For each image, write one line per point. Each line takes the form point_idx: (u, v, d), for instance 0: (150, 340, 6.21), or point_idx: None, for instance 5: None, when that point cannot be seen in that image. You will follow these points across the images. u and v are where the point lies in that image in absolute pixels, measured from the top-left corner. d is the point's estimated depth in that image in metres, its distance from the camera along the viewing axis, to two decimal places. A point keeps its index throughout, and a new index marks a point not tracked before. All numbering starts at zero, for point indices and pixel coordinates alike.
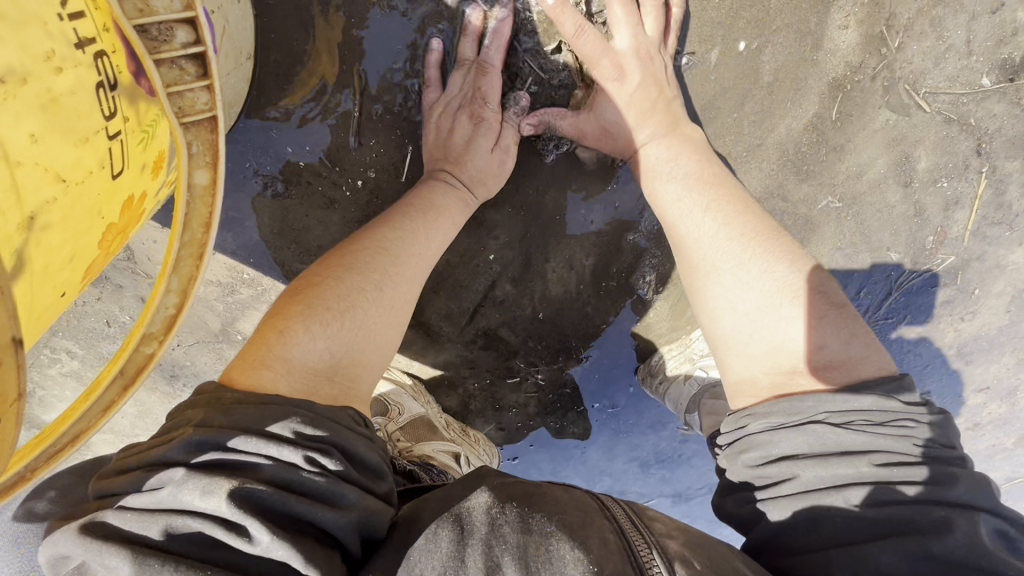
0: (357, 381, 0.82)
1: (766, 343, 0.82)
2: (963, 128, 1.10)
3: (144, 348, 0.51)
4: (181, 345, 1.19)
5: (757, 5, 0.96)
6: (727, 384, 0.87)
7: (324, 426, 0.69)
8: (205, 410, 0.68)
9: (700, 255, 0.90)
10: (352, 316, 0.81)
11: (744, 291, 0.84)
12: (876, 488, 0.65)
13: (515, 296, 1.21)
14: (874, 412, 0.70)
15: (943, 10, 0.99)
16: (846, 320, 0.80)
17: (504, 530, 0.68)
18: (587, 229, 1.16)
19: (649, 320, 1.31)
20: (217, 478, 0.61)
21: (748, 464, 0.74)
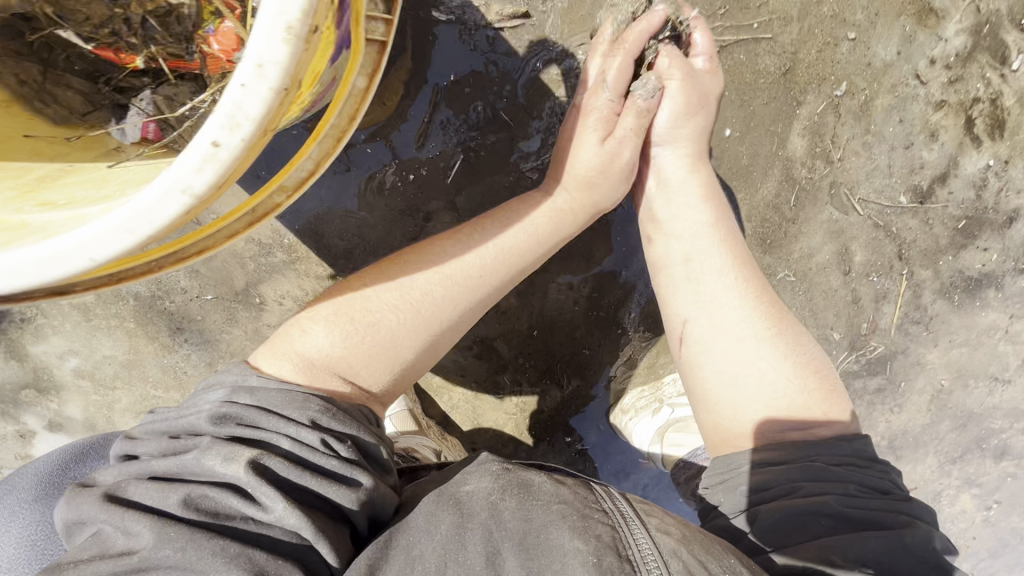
0: (365, 380, 0.98)
1: (767, 408, 0.93)
2: (887, 234, 1.39)
3: (275, 197, 0.64)
4: (198, 298, 1.26)
5: (743, 106, 1.23)
6: (710, 433, 0.99)
7: (338, 418, 0.88)
8: (235, 391, 0.89)
9: (729, 330, 0.98)
10: (383, 335, 0.98)
11: (754, 350, 0.96)
12: (857, 500, 0.81)
13: (515, 308, 1.37)
14: (853, 456, 0.87)
15: (873, 139, 1.29)
16: (818, 381, 0.95)
17: (503, 516, 0.81)
18: (589, 261, 1.34)
19: (628, 360, 1.45)
20: (238, 448, 0.80)
21: (748, 489, 0.87)
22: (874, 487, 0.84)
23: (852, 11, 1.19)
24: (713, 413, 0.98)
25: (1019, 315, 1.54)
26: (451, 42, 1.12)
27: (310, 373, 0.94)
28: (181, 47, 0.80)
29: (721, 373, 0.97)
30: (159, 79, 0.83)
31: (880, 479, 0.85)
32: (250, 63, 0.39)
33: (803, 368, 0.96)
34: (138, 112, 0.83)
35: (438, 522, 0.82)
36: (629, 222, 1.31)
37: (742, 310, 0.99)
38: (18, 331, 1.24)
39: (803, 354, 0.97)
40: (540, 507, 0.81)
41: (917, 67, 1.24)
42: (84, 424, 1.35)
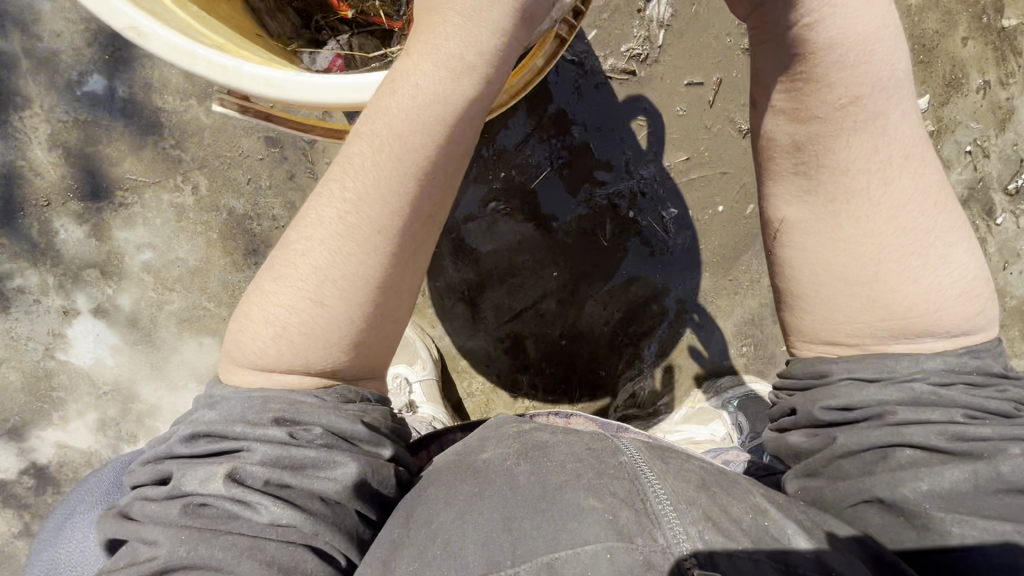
0: (305, 350, 0.79)
1: (873, 324, 0.78)
2: None
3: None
4: (283, 227, 1.38)
5: None
6: (811, 332, 0.84)
7: (300, 410, 0.76)
8: (196, 408, 0.79)
9: (841, 234, 0.80)
10: (329, 291, 0.78)
11: (870, 246, 0.79)
12: (960, 428, 0.72)
13: (553, 315, 1.50)
14: (971, 372, 0.75)
15: None
16: (940, 271, 0.78)
17: (519, 477, 0.76)
18: (627, 288, 1.49)
19: (639, 390, 1.57)
20: (212, 464, 0.73)
21: (832, 407, 0.78)
22: (988, 410, 0.73)
23: None
24: (817, 316, 0.83)
25: None
26: (565, 75, 1.35)
27: (262, 377, 0.81)
28: (387, 11, 1.02)
29: (820, 269, 0.82)
30: (358, 31, 1.03)
31: (994, 398, 0.74)
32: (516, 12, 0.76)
33: (928, 285, 0.77)
34: (330, 51, 1.02)
35: (456, 492, 0.77)
36: (671, 266, 1.49)
37: (872, 222, 0.79)
38: (111, 213, 1.34)
39: (939, 274, 0.78)
40: (554, 464, 0.76)
41: None
42: (129, 317, 1.41)
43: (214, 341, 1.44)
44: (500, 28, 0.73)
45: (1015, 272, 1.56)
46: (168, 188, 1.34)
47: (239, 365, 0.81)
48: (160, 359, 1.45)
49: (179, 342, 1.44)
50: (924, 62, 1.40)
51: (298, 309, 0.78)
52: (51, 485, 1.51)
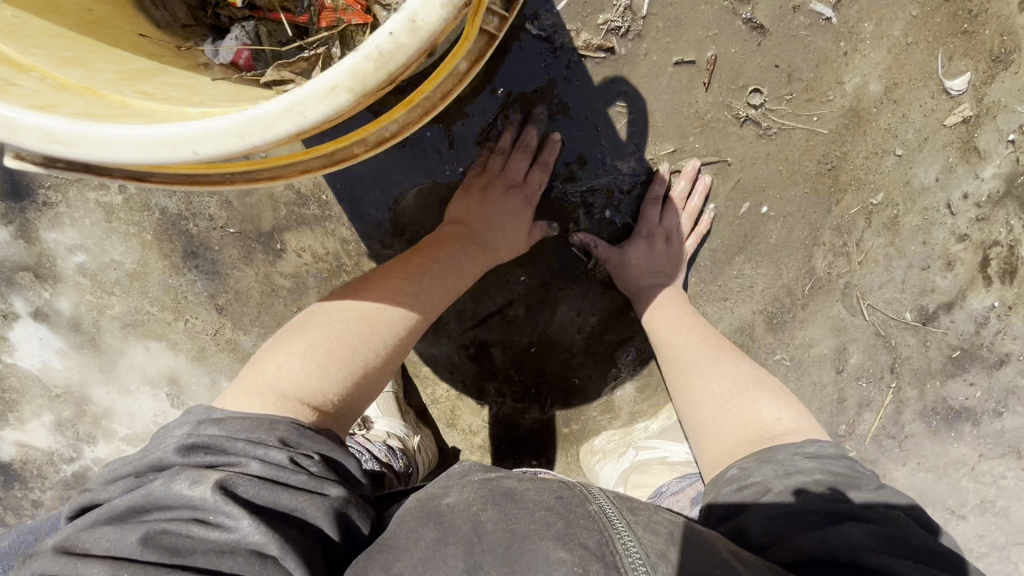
0: (363, 377, 0.97)
1: (738, 428, 1.02)
2: (885, 344, 1.44)
3: (354, 148, 0.67)
4: (222, 229, 1.27)
5: (783, 188, 1.28)
6: (708, 459, 1.04)
7: (308, 437, 0.85)
8: (199, 423, 0.83)
9: (685, 364, 1.16)
10: (388, 334, 1.00)
11: (730, 374, 1.11)
12: (828, 491, 0.83)
13: (521, 321, 1.38)
14: (824, 449, 0.91)
15: (894, 253, 1.34)
16: (782, 394, 1.06)
17: (486, 526, 0.74)
18: (603, 294, 1.36)
19: (615, 398, 1.47)
20: (205, 473, 0.76)
21: (733, 487, 0.91)
22: (843, 472, 0.87)
23: (906, 129, 1.22)
24: (714, 439, 1.05)
25: (987, 456, 1.61)
26: (529, 50, 1.14)
27: (279, 407, 0.87)
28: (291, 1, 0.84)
29: (687, 377, 1.14)
30: (263, 12, 0.85)
31: (838, 459, 0.88)
32: (405, 17, 0.42)
33: (742, 383, 1.09)
34: (235, 37, 0.86)
35: (418, 538, 0.75)
36: None
37: (717, 356, 1.15)
38: (37, 214, 1.24)
39: (774, 388, 1.08)
40: (524, 514, 0.75)
41: (949, 198, 1.29)
42: (69, 321, 1.34)
43: (162, 345, 1.37)
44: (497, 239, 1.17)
45: None
46: (94, 185, 1.23)
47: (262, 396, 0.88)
48: (108, 362, 1.39)
49: (125, 346, 1.37)
50: (968, 32, 1.16)
51: (380, 341, 0.99)
52: (19, 481, 1.52)
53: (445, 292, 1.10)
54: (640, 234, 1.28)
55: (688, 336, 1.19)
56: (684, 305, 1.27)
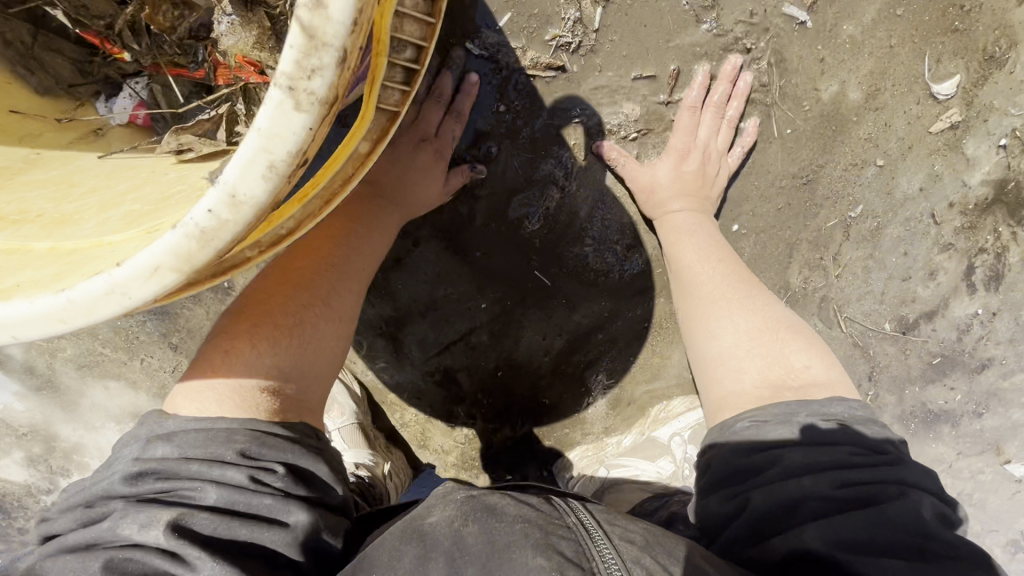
0: (317, 363, 0.88)
1: (762, 368, 0.92)
2: (863, 354, 1.39)
3: (246, 252, 0.60)
4: None
5: (756, 203, 1.20)
6: (714, 396, 0.95)
7: (269, 444, 0.75)
8: (148, 441, 0.73)
9: (698, 304, 1.05)
10: (333, 308, 0.91)
11: (749, 316, 0.99)
12: (842, 472, 0.74)
13: (486, 347, 1.34)
14: (846, 418, 0.82)
15: (872, 265, 1.27)
16: (806, 338, 0.97)
17: (468, 541, 0.68)
18: (569, 317, 1.31)
19: (586, 415, 1.44)
20: (156, 511, 0.68)
21: (738, 452, 0.83)
22: (869, 448, 0.78)
23: (888, 138, 1.13)
24: (728, 379, 0.94)
25: (966, 454, 1.58)
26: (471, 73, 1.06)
27: (235, 403, 0.78)
28: (183, 56, 0.75)
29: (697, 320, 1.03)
30: (151, 68, 0.77)
31: (867, 430, 0.80)
32: (223, 192, 0.39)
33: (773, 323, 0.98)
34: (129, 95, 0.79)
35: (400, 556, 0.68)
36: (620, 292, 1.28)
37: (735, 294, 1.03)
38: None
39: (795, 332, 0.98)
40: (504, 524, 0.69)
41: (934, 208, 1.21)
42: (23, 365, 1.32)
43: (120, 385, 1.35)
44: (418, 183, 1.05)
45: None
46: None
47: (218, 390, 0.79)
48: (69, 402, 1.37)
49: (83, 387, 1.35)
50: (959, 31, 1.04)
51: (331, 321, 0.90)
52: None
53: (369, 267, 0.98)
54: (674, 150, 1.10)
55: (710, 271, 1.06)
56: (709, 234, 1.10)
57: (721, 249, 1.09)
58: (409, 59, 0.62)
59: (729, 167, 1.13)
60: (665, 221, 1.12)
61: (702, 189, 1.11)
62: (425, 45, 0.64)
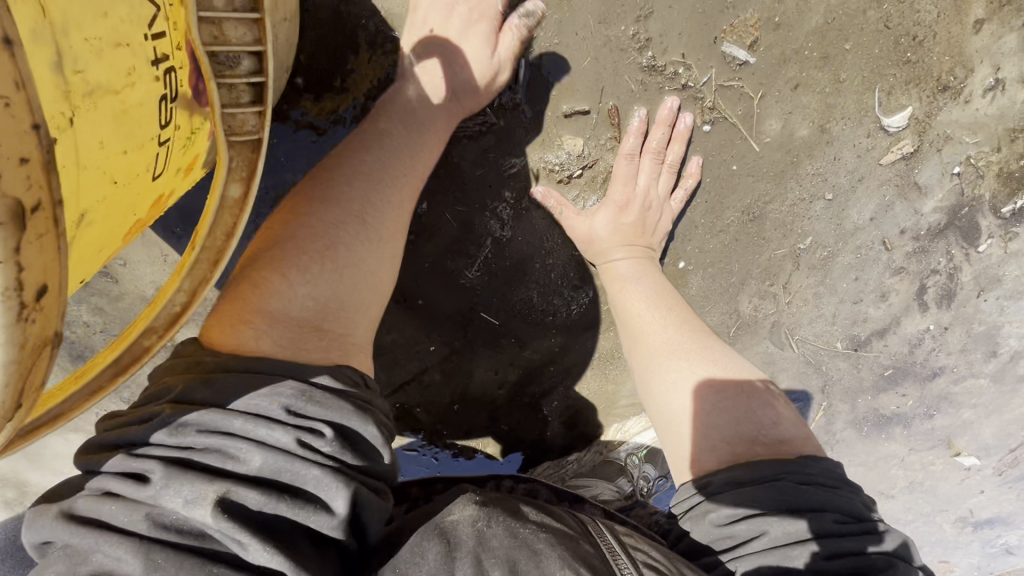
0: (355, 294, 0.81)
1: (728, 412, 0.92)
2: (816, 369, 1.40)
3: (143, 340, 0.52)
4: (101, 333, 1.18)
5: (706, 241, 1.15)
6: (681, 455, 0.94)
7: (317, 402, 0.64)
8: (187, 381, 0.64)
9: (650, 355, 1.02)
10: (372, 233, 0.84)
11: (704, 365, 0.98)
12: (827, 541, 0.75)
13: (439, 384, 1.34)
14: (826, 477, 0.82)
15: (823, 292, 1.26)
16: (758, 379, 0.97)
17: (492, 544, 0.66)
18: (520, 352, 1.29)
19: (546, 439, 1.45)
20: (201, 480, 0.57)
21: (717, 519, 0.81)
22: (852, 515, 0.78)
23: (837, 173, 1.08)
24: (692, 430, 0.93)
25: (918, 449, 1.62)
26: None
27: (287, 339, 0.71)
28: None
29: (654, 366, 1.01)
30: None
31: (850, 496, 0.80)
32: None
33: (735, 370, 0.97)
34: None
35: (424, 551, 0.64)
36: (570, 327, 1.26)
37: (696, 354, 0.99)
38: None
39: (738, 363, 0.99)
40: (528, 530, 0.69)
41: (885, 234, 1.18)
42: None
43: (79, 436, 1.36)
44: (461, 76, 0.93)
45: (989, 299, 1.31)
46: None
47: (259, 328, 0.71)
48: (33, 451, 1.39)
49: (42, 439, 1.36)
50: (911, 62, 0.98)
51: (375, 251, 0.84)
52: None
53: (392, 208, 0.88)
54: (611, 202, 1.04)
55: (661, 316, 1.03)
56: (653, 279, 1.07)
57: (671, 300, 1.06)
58: (250, 71, 0.50)
59: (673, 210, 1.07)
60: (608, 269, 1.08)
61: (643, 236, 1.06)
62: (263, 47, 0.50)
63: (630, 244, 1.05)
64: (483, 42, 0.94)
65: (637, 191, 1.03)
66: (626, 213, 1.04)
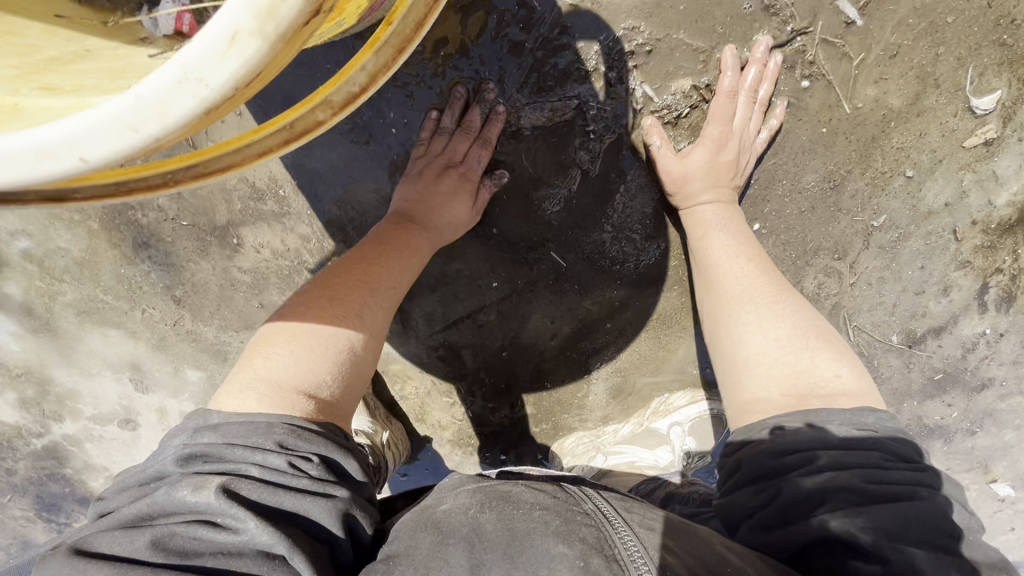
0: (347, 375, 0.90)
1: (786, 367, 0.91)
2: (867, 363, 1.38)
3: (318, 113, 0.52)
4: (174, 220, 1.20)
5: (785, 204, 1.16)
6: (738, 403, 0.94)
7: (307, 437, 0.77)
8: (193, 433, 0.78)
9: (725, 302, 1.02)
10: (345, 311, 0.92)
11: (789, 320, 0.96)
12: (867, 471, 0.73)
13: (492, 326, 1.33)
14: (874, 425, 0.80)
15: (885, 278, 1.27)
16: (839, 342, 0.94)
17: (485, 528, 0.68)
18: (579, 302, 1.29)
19: (586, 403, 1.42)
20: (209, 477, 0.71)
21: (770, 454, 0.79)
22: (901, 454, 0.76)
23: (921, 151, 1.11)
24: (749, 384, 0.93)
25: (956, 470, 1.58)
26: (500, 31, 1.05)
27: (272, 401, 0.81)
28: None
29: (725, 315, 1.01)
30: None
31: (902, 441, 0.78)
32: None
33: (808, 328, 0.95)
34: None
35: (417, 544, 0.68)
36: (636, 281, 1.26)
37: (775, 316, 0.97)
38: None
39: (811, 315, 0.97)
40: (522, 511, 0.69)
41: (956, 223, 1.20)
42: (21, 306, 1.29)
43: (119, 334, 1.33)
44: (450, 197, 1.08)
45: None
46: None
47: (251, 393, 0.82)
48: (66, 347, 1.35)
49: (81, 333, 1.33)
50: (1006, 45, 1.02)
51: (362, 333, 0.93)
52: None
53: (400, 287, 1.02)
54: (707, 139, 1.06)
55: (741, 267, 1.03)
56: (738, 232, 1.07)
57: (755, 254, 1.05)
58: None
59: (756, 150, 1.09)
60: (692, 213, 1.10)
61: (729, 178, 1.08)
62: None
63: (716, 189, 1.07)
64: (464, 199, 1.10)
65: (729, 132, 1.05)
66: (718, 154, 1.06)
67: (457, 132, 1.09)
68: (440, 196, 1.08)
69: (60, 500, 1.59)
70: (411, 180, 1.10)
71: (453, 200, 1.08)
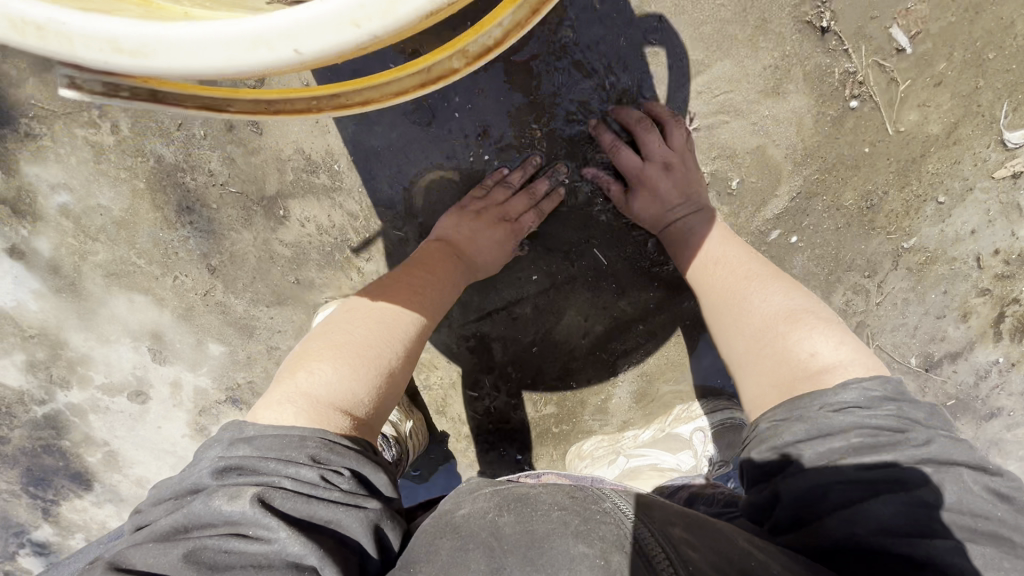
0: (382, 398, 0.91)
1: (771, 357, 0.89)
2: None
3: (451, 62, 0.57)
4: (222, 187, 1.19)
5: (821, 218, 1.20)
6: (744, 402, 0.91)
7: (340, 452, 0.77)
8: (225, 445, 0.76)
9: (716, 307, 1.02)
10: (386, 337, 0.94)
11: (763, 310, 0.95)
12: (857, 458, 0.71)
13: (526, 320, 1.33)
14: (863, 403, 0.76)
15: (909, 299, 1.31)
16: (810, 316, 0.91)
17: (503, 531, 0.66)
18: (615, 300, 1.30)
19: (609, 405, 1.41)
20: (243, 486, 0.70)
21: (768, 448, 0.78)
22: (882, 428, 0.73)
23: (954, 177, 1.17)
24: (750, 382, 0.91)
25: None
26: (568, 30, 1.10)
27: (309, 416, 0.80)
28: None
29: (718, 323, 1.01)
30: None
31: (886, 415, 0.74)
32: None
33: (788, 311, 0.92)
34: None
35: (436, 550, 0.67)
36: (673, 284, 1.29)
37: (755, 311, 0.96)
38: (16, 145, 1.16)
39: (777, 296, 0.95)
40: (540, 513, 0.67)
41: (979, 251, 1.25)
42: (48, 264, 1.26)
43: (146, 300, 1.30)
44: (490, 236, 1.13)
45: None
46: (82, 123, 1.15)
47: (293, 406, 0.82)
48: (88, 310, 1.31)
49: (105, 296, 1.29)
50: None
51: (398, 355, 0.94)
52: None
53: (436, 312, 1.04)
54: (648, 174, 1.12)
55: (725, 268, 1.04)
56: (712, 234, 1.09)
57: (742, 249, 1.07)
58: None
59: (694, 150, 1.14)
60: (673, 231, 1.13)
61: (689, 182, 1.13)
62: None
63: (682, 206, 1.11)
64: (498, 242, 1.14)
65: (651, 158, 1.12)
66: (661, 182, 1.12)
67: (522, 192, 1.17)
68: (485, 238, 1.13)
69: (49, 477, 1.50)
70: (463, 212, 1.14)
71: (489, 235, 1.13)
